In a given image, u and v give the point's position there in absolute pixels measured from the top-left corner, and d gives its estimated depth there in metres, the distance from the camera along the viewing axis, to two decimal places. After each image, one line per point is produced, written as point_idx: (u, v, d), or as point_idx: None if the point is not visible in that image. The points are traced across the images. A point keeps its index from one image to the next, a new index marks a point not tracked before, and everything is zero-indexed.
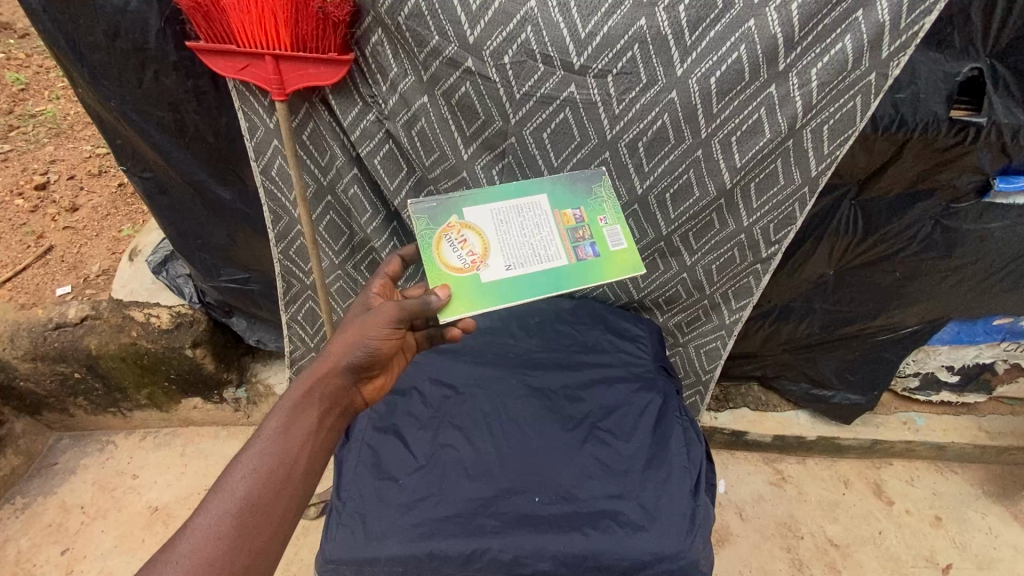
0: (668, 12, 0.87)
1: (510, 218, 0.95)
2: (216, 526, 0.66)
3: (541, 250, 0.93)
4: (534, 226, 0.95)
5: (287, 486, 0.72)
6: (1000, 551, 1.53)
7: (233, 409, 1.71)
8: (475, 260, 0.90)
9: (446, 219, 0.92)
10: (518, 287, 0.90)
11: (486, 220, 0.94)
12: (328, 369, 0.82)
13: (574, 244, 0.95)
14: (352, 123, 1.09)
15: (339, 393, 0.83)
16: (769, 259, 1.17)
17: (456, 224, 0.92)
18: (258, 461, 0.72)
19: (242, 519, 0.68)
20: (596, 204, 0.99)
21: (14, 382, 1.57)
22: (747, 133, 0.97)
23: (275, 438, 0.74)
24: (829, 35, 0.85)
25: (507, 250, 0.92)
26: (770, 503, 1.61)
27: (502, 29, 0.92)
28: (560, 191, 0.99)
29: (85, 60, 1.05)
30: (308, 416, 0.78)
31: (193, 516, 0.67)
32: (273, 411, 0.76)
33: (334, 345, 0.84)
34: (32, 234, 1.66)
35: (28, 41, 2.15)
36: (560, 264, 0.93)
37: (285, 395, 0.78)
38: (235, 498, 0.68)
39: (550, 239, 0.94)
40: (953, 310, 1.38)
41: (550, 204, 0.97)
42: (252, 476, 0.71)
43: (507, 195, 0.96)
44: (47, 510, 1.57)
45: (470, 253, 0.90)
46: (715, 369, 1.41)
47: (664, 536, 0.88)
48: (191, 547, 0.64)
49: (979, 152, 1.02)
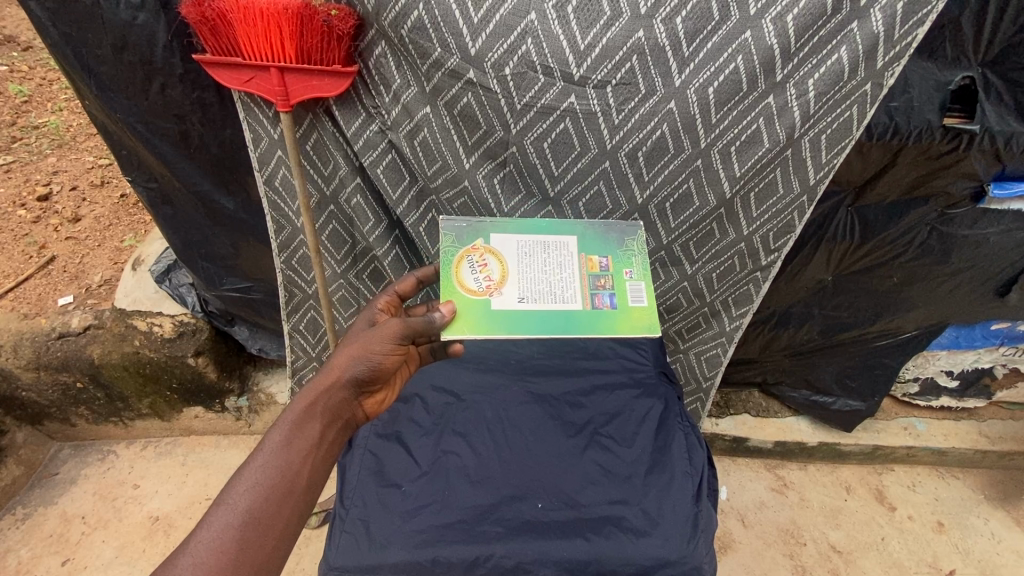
0: (664, 24, 0.89)
1: (535, 252, 0.96)
2: (220, 539, 0.67)
3: (557, 291, 0.93)
4: (555, 265, 0.96)
5: (289, 499, 0.73)
6: (1003, 556, 1.53)
7: (235, 418, 1.72)
8: (489, 286, 0.92)
9: (471, 241, 0.96)
10: (526, 320, 0.89)
11: (509, 250, 0.96)
12: (331, 382, 0.83)
13: (593, 291, 0.94)
14: (355, 133, 1.10)
15: (341, 407, 0.84)
16: (768, 267, 1.18)
17: (480, 247, 0.95)
18: (262, 474, 0.72)
19: (244, 532, 0.68)
20: (625, 256, 0.99)
21: (15, 392, 1.57)
22: (746, 143, 0.98)
23: (278, 450, 0.74)
24: (825, 46, 0.87)
25: (523, 283, 0.93)
26: (771, 509, 1.61)
27: (503, 42, 0.93)
28: (591, 237, 1.00)
29: (93, 73, 1.07)
30: (311, 428, 0.78)
31: (197, 527, 0.67)
32: (277, 423, 0.77)
33: (337, 359, 0.85)
34: (35, 244, 1.67)
35: (31, 54, 2.17)
36: (573, 307, 0.92)
37: (290, 407, 0.79)
38: (239, 511, 0.69)
39: (569, 281, 0.94)
40: (950, 315, 1.39)
41: (577, 247, 0.98)
42: (255, 489, 0.71)
43: (538, 230, 0.98)
44: (48, 521, 1.56)
45: (487, 278, 0.93)
46: (716, 374, 1.43)
47: (667, 541, 0.89)
48: (195, 560, 0.65)
49: (973, 159, 1.04)
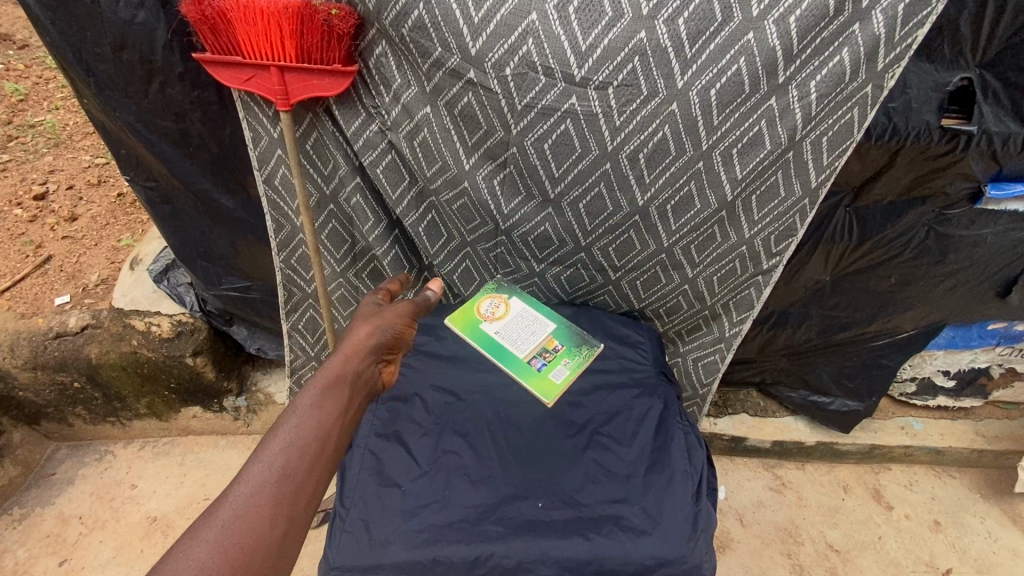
0: (666, 25, 0.89)
1: (525, 317, 1.19)
2: (257, 494, 0.60)
3: (518, 343, 1.14)
4: (529, 329, 1.17)
5: (320, 459, 0.66)
6: (999, 555, 1.53)
7: (233, 418, 1.71)
8: (489, 317, 1.18)
9: (503, 292, 1.23)
10: (488, 347, 1.13)
11: (517, 306, 1.21)
12: (358, 347, 0.80)
13: (536, 355, 1.13)
14: (355, 133, 1.11)
15: (370, 375, 0.80)
16: (770, 270, 1.19)
17: (504, 296, 1.22)
18: (295, 433, 0.66)
19: (281, 487, 0.61)
20: (576, 354, 1.13)
21: (13, 392, 1.56)
22: (747, 145, 0.99)
23: (309, 411, 0.69)
24: (826, 48, 0.87)
25: (507, 326, 1.17)
26: (770, 508, 1.61)
27: (503, 42, 0.93)
28: (569, 332, 1.18)
29: (92, 72, 1.07)
30: (343, 392, 0.74)
31: (231, 485, 0.60)
32: (306, 388, 0.72)
33: (356, 330, 0.83)
34: (31, 243, 1.66)
35: (27, 52, 2.16)
36: (517, 355, 1.12)
37: (318, 374, 0.74)
38: (275, 466, 0.62)
39: (530, 341, 1.15)
40: (946, 314, 1.40)
41: (551, 331, 1.17)
42: (289, 448, 0.65)
43: (541, 308, 1.22)
44: (44, 521, 1.56)
45: (493, 313, 1.19)
46: (714, 380, 1.43)
47: (668, 541, 0.89)
48: (233, 513, 0.57)
49: (970, 160, 1.05)
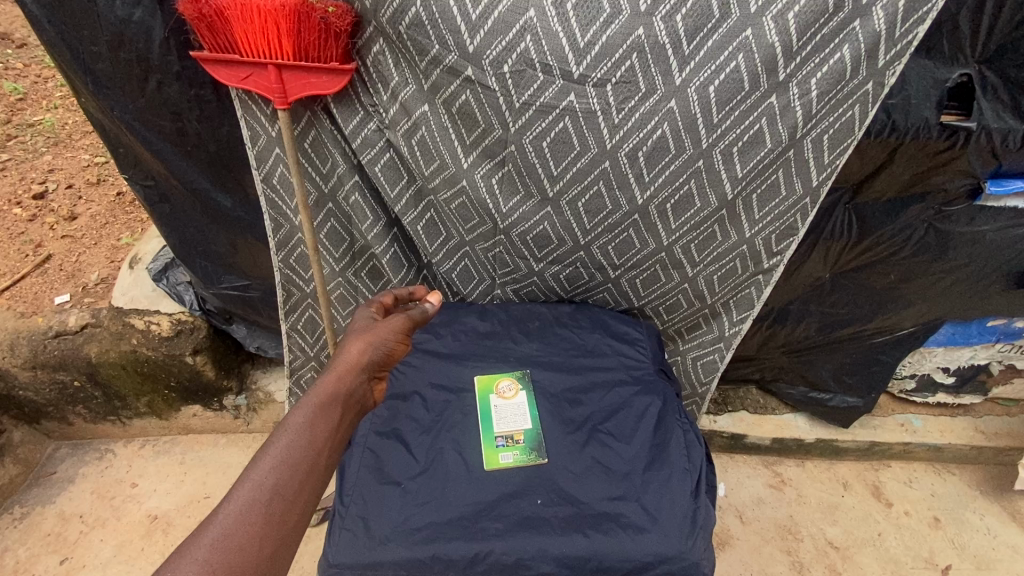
0: (665, 22, 0.88)
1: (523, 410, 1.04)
2: (247, 513, 0.60)
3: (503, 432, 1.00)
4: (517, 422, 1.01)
5: (311, 478, 0.66)
6: (998, 551, 1.54)
7: (233, 416, 1.72)
8: (500, 395, 1.05)
9: (519, 376, 1.09)
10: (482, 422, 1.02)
11: (522, 396, 1.05)
12: (352, 364, 0.81)
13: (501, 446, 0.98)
14: (353, 131, 1.11)
15: (361, 393, 0.80)
16: (770, 269, 1.19)
17: (518, 382, 1.08)
18: (286, 452, 0.66)
19: (271, 506, 0.61)
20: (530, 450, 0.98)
21: (12, 391, 1.56)
22: (747, 143, 0.99)
23: (301, 430, 0.69)
24: (827, 44, 0.87)
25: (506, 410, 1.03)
26: (770, 505, 1.61)
27: (502, 38, 0.93)
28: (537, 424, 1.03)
29: (89, 70, 1.07)
30: (335, 411, 0.74)
31: (221, 503, 0.60)
32: (297, 407, 0.72)
33: (349, 346, 0.83)
34: (30, 243, 1.66)
35: (26, 51, 2.16)
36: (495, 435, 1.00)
37: (310, 392, 0.74)
38: (266, 485, 0.62)
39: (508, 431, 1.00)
40: (946, 311, 1.40)
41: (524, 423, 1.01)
42: (280, 467, 0.64)
43: (533, 402, 1.05)
44: (46, 519, 1.56)
45: (503, 394, 1.05)
46: (712, 379, 1.43)
47: (667, 538, 0.89)
48: (222, 531, 0.58)
49: (969, 156, 1.04)
